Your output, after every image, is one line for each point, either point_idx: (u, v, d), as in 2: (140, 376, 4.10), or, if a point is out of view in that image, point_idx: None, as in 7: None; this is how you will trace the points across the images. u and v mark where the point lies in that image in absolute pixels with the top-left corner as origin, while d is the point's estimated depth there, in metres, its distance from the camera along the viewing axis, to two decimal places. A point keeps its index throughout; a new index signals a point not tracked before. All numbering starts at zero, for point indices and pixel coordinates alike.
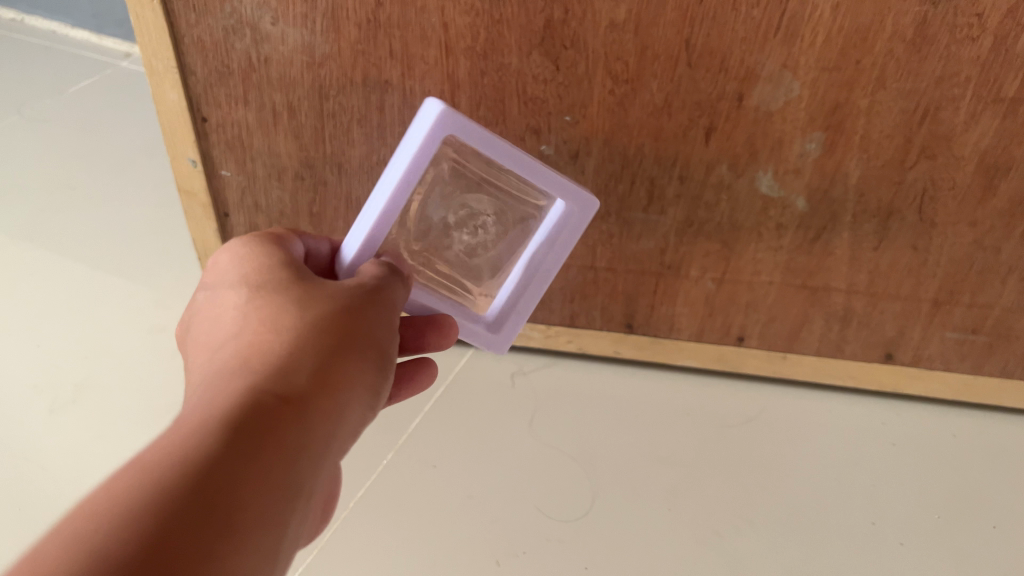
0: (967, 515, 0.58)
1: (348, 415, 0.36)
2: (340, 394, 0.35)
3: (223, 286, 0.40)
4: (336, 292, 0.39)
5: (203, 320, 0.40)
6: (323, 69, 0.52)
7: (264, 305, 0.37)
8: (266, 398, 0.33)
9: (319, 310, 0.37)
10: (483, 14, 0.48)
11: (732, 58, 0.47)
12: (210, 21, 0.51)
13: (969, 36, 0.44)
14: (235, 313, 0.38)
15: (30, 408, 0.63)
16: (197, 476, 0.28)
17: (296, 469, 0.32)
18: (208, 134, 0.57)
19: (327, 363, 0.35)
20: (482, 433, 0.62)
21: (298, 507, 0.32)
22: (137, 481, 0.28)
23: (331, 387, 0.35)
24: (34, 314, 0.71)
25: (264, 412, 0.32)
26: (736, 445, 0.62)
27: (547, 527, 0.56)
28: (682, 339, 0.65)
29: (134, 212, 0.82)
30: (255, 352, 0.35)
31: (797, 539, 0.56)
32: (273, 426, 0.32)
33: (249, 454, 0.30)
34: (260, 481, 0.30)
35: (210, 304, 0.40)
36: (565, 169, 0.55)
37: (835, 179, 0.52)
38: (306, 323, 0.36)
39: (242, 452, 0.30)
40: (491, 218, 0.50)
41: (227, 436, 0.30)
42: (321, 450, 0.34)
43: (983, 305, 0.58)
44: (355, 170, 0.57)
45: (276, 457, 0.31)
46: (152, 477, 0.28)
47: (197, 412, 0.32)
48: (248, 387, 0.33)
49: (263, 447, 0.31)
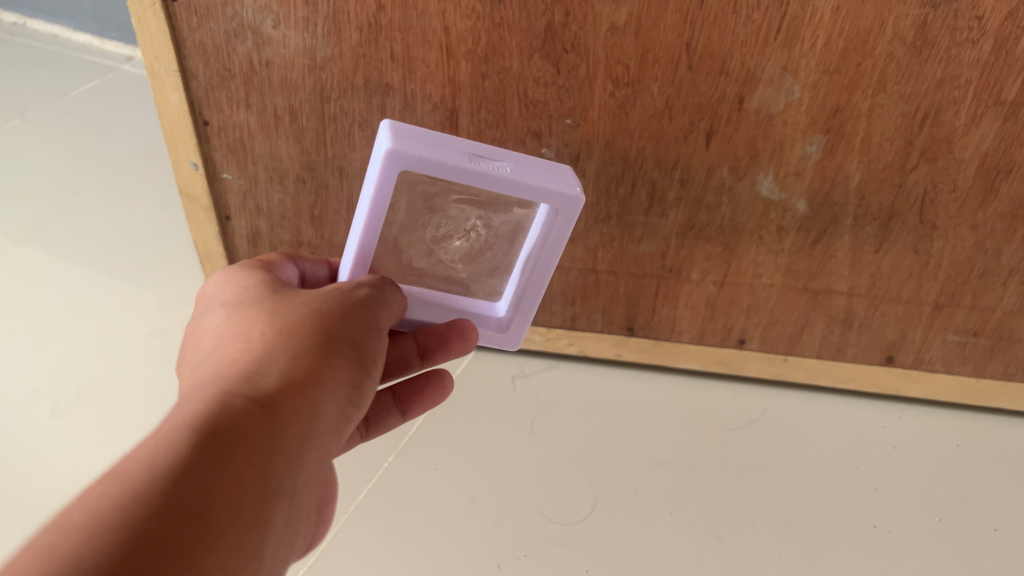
0: (969, 518, 0.58)
1: (328, 417, 0.35)
2: (318, 393, 0.35)
3: (209, 310, 0.41)
4: (315, 300, 0.39)
5: (191, 343, 0.40)
6: (324, 73, 0.52)
7: (243, 317, 0.38)
8: (239, 400, 0.33)
9: (296, 317, 0.37)
10: (484, 17, 0.48)
11: (733, 61, 0.47)
12: (211, 25, 0.51)
13: (969, 39, 0.44)
14: (215, 327, 0.38)
15: (32, 411, 0.63)
16: (167, 475, 0.28)
17: (272, 468, 0.32)
18: (209, 137, 0.57)
19: (304, 363, 0.35)
20: (483, 436, 0.62)
21: (272, 509, 0.31)
22: (104, 490, 0.28)
23: (307, 386, 0.35)
24: (35, 317, 0.71)
25: (239, 411, 0.32)
26: (736, 448, 0.62)
27: (548, 530, 0.56)
28: (683, 342, 0.65)
29: (136, 215, 0.82)
30: (234, 360, 0.35)
31: (799, 542, 0.56)
32: (245, 428, 0.32)
33: (220, 454, 0.30)
34: (231, 482, 0.30)
35: (197, 329, 0.40)
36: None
37: (836, 182, 0.52)
38: (281, 329, 0.36)
39: (215, 451, 0.30)
40: (480, 225, 0.48)
41: (200, 435, 0.30)
42: (298, 451, 0.33)
43: (984, 308, 0.58)
44: (356, 173, 0.58)
45: (249, 456, 0.31)
46: (124, 477, 0.28)
47: (172, 417, 0.32)
48: (221, 391, 0.33)
49: (234, 449, 0.31)
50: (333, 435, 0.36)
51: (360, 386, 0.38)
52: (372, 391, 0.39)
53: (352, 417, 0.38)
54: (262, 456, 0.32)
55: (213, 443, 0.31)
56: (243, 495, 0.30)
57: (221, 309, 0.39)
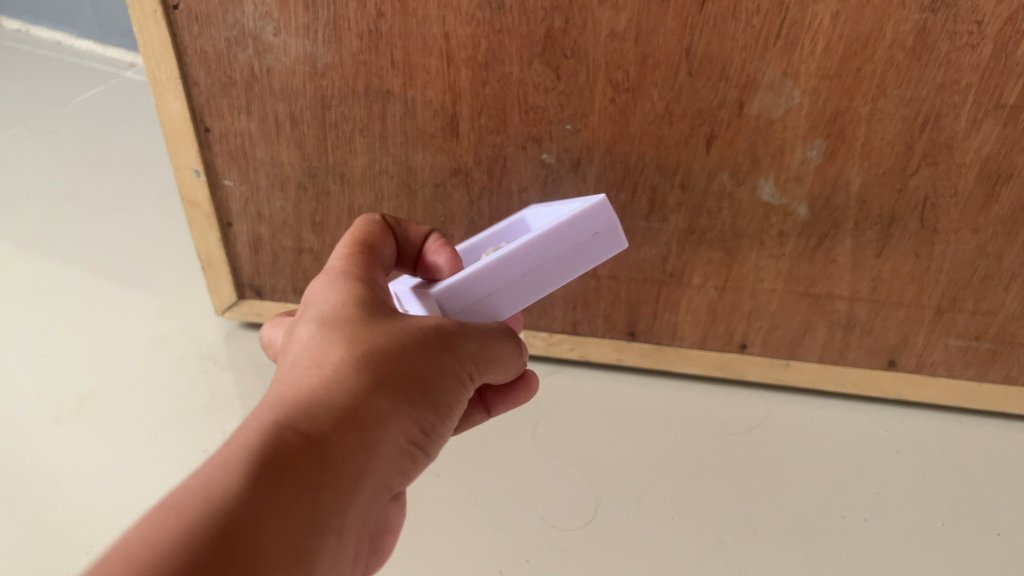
0: (972, 522, 0.58)
1: (389, 454, 0.35)
2: (379, 431, 0.34)
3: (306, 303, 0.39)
4: (411, 326, 0.37)
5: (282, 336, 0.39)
6: (325, 79, 0.52)
7: (331, 330, 0.36)
8: (294, 435, 0.32)
9: (386, 343, 0.36)
10: (484, 24, 0.48)
11: (733, 66, 0.47)
12: (212, 32, 0.51)
13: (969, 43, 0.44)
14: (296, 337, 0.37)
15: (35, 417, 0.63)
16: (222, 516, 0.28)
17: (324, 509, 0.31)
18: (211, 144, 0.57)
19: (371, 399, 0.34)
20: (485, 442, 0.62)
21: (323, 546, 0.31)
22: (160, 521, 0.28)
23: (369, 425, 0.34)
24: (38, 323, 0.71)
25: (302, 448, 0.32)
26: (739, 454, 0.62)
27: (550, 536, 0.56)
28: (684, 347, 0.65)
29: (138, 222, 0.83)
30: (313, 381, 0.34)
31: (801, 546, 0.56)
32: (300, 471, 0.31)
33: (275, 491, 0.30)
34: (282, 522, 0.30)
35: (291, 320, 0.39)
36: (567, 178, 0.55)
37: (837, 187, 0.52)
38: (356, 356, 0.35)
39: (271, 489, 0.30)
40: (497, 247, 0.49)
41: (258, 471, 0.30)
42: (353, 491, 0.33)
43: (986, 312, 0.57)
44: (357, 179, 0.58)
45: (305, 495, 0.31)
46: (182, 515, 0.28)
47: (239, 441, 0.32)
48: (282, 424, 0.32)
49: (284, 488, 0.30)
50: (393, 472, 0.36)
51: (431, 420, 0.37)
52: (445, 423, 0.38)
53: (417, 452, 0.37)
54: (314, 500, 0.31)
55: (266, 484, 0.30)
56: (292, 541, 0.30)
57: (304, 312, 0.38)
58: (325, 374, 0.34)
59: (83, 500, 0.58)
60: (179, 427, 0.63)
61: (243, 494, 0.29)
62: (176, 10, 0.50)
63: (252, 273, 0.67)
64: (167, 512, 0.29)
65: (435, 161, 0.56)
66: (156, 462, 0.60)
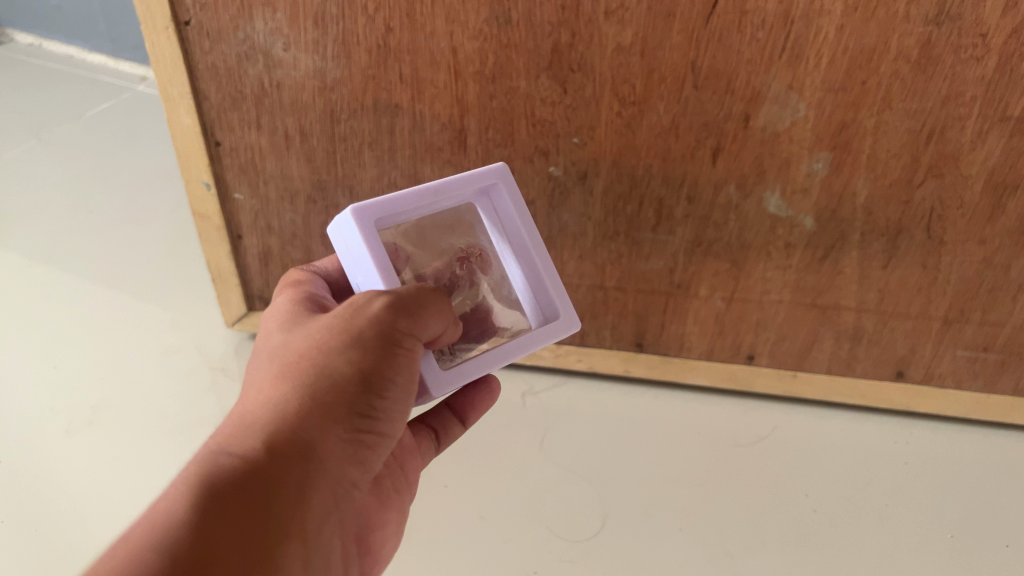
0: (983, 535, 0.57)
1: (329, 444, 0.37)
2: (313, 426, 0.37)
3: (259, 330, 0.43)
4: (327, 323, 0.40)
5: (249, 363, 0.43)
6: (334, 93, 0.53)
7: (266, 352, 0.40)
8: (228, 453, 0.35)
9: (304, 348, 0.39)
10: (492, 39, 0.48)
11: (738, 79, 0.48)
12: (224, 48, 0.52)
13: (974, 56, 0.44)
14: (249, 370, 0.41)
15: (47, 428, 0.64)
16: (167, 530, 0.32)
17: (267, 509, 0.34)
18: (221, 158, 0.58)
19: (302, 400, 0.37)
20: (495, 454, 0.62)
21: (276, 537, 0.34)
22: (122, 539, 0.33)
23: (300, 423, 0.37)
24: (51, 335, 0.72)
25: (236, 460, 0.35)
26: (746, 464, 0.62)
27: (559, 548, 0.56)
28: (693, 358, 0.65)
29: (148, 234, 0.83)
30: (252, 399, 0.38)
31: (809, 558, 0.56)
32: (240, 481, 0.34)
33: (213, 502, 0.34)
34: (223, 526, 0.33)
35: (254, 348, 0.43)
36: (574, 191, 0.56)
37: (843, 199, 0.52)
38: (280, 368, 0.38)
39: (210, 499, 0.34)
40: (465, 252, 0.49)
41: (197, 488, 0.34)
42: (297, 487, 0.36)
43: (994, 323, 0.57)
44: (367, 193, 0.58)
45: (244, 500, 0.34)
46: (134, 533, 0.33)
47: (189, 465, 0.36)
48: (220, 445, 0.36)
49: (221, 498, 0.34)
50: (346, 462, 0.38)
51: (376, 405, 0.39)
52: (399, 396, 0.40)
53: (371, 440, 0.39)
54: (257, 502, 0.34)
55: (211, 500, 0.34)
56: (238, 541, 0.33)
57: (255, 343, 0.42)
58: (259, 390, 0.38)
59: (82, 513, 0.58)
60: (188, 439, 0.63)
61: (187, 510, 0.33)
62: (187, 26, 0.51)
63: (262, 286, 0.67)
64: (123, 535, 0.33)
65: (443, 174, 0.56)
66: (162, 475, 0.61)
